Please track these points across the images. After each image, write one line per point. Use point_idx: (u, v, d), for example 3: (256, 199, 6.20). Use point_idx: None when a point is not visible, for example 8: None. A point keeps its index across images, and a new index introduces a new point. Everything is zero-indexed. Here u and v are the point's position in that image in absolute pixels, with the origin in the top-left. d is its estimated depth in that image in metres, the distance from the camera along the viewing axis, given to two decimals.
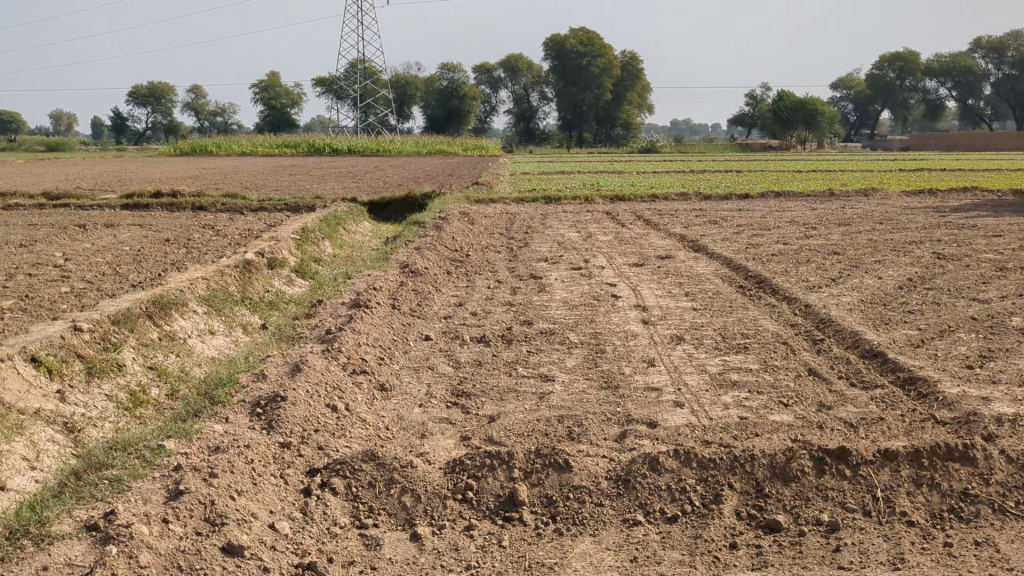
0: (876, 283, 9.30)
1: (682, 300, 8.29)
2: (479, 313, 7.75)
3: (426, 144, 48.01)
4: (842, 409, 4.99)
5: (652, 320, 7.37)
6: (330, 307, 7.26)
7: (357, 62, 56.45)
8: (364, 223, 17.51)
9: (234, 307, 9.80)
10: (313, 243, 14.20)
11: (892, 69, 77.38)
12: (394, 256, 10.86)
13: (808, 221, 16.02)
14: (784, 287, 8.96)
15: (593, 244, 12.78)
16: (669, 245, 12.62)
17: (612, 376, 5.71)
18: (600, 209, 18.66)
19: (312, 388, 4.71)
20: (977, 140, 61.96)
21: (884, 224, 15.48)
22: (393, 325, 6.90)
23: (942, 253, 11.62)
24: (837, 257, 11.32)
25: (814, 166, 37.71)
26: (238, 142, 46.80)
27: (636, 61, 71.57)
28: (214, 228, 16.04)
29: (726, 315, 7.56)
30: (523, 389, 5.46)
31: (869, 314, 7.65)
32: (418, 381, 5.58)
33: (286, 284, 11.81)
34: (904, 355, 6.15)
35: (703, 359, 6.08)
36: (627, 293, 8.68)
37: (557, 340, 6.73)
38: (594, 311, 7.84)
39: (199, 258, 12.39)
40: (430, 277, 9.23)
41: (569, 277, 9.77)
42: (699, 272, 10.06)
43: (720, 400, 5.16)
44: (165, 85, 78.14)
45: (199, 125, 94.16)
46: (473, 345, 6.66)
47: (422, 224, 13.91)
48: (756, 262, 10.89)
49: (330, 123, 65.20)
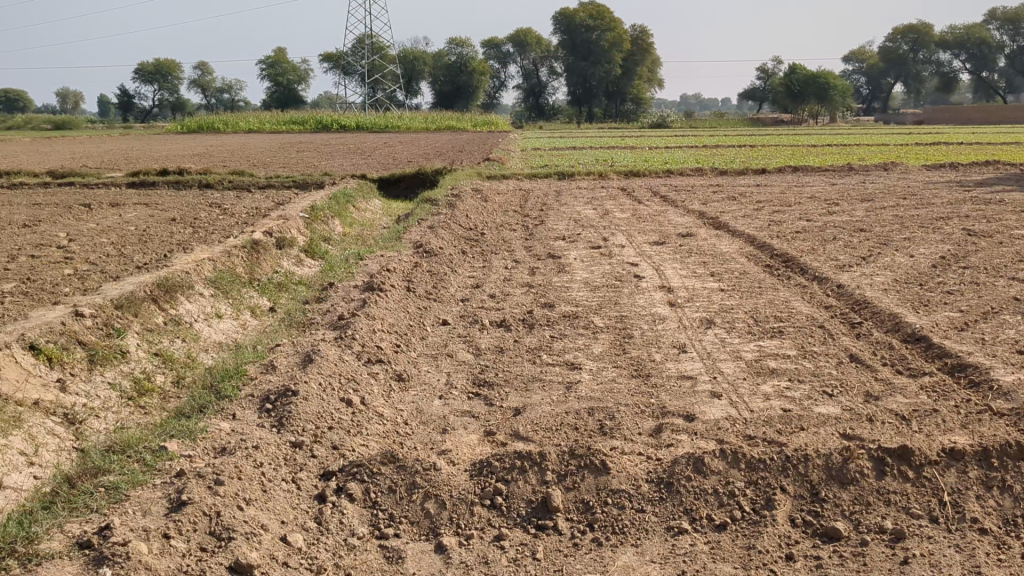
0: (909, 261, 8.94)
1: (708, 280, 7.95)
2: (497, 296, 7.43)
3: (435, 120, 47.57)
4: (892, 400, 4.66)
5: (679, 302, 7.04)
6: (342, 290, 6.95)
7: (365, 38, 55.98)
8: (374, 201, 17.19)
9: (243, 289, 9.52)
10: (323, 222, 13.90)
11: (906, 42, 76.51)
12: (407, 235, 10.56)
13: (829, 196, 15.63)
14: (814, 266, 8.62)
15: (610, 221, 12.44)
16: (689, 222, 12.27)
17: (641, 364, 5.39)
18: (615, 185, 18.28)
19: (325, 380, 4.41)
20: (991, 113, 61.22)
21: (908, 199, 15.09)
22: (408, 309, 6.58)
23: (973, 230, 11.24)
24: (864, 234, 10.95)
25: (828, 141, 37.21)
26: (246, 119, 46.48)
27: (646, 35, 70.90)
28: (221, 206, 15.75)
29: (756, 296, 7.23)
30: (548, 378, 5.14)
31: (905, 295, 7.30)
32: (437, 370, 5.27)
33: (296, 265, 11.52)
34: (950, 340, 5.80)
35: (737, 345, 5.75)
36: (651, 273, 8.34)
37: (580, 324, 6.41)
38: (617, 292, 7.51)
39: (207, 238, 12.11)
40: (444, 257, 8.91)
41: (588, 256, 9.45)
42: (722, 250, 9.71)
43: (759, 391, 4.83)
44: (172, 62, 77.78)
45: (206, 102, 93.91)
46: (493, 330, 6.35)
47: (434, 202, 13.58)
48: (781, 239, 10.54)
49: (337, 100, 64.73)
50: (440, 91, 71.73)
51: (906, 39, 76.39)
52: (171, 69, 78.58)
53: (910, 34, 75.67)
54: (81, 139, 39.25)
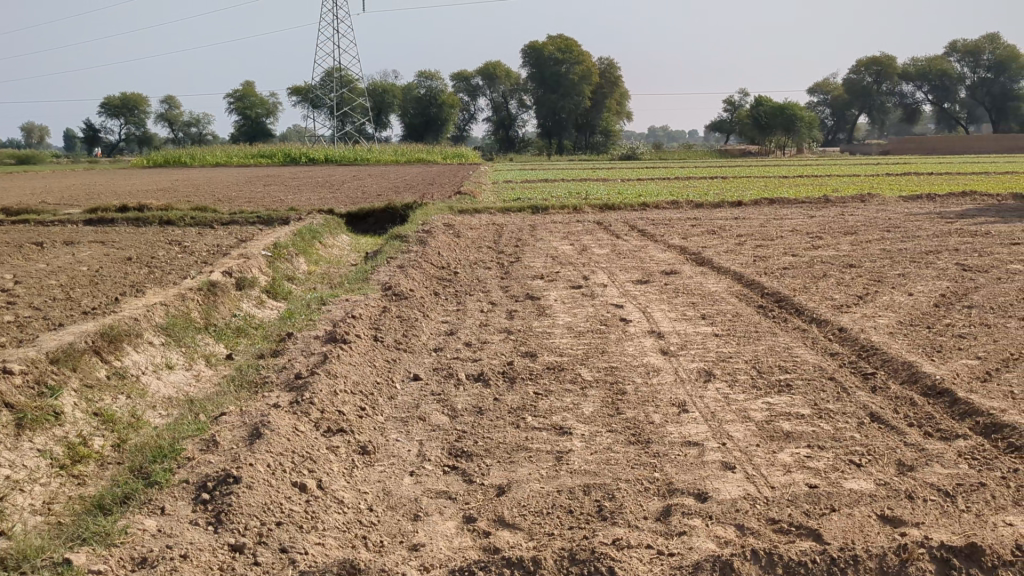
0: (908, 301, 8.44)
1: (700, 324, 7.38)
2: (474, 344, 6.80)
3: (405, 152, 47.04)
4: (929, 471, 4.08)
5: (673, 350, 6.44)
6: (301, 342, 6.29)
7: (334, 71, 55.58)
8: (342, 236, 16.56)
9: (197, 336, 8.81)
10: (286, 259, 13.23)
11: (869, 74, 76.58)
12: (375, 274, 9.93)
13: (811, 230, 15.20)
14: (810, 307, 8.07)
15: (590, 258, 11.89)
16: (671, 259, 11.73)
17: (638, 427, 4.76)
18: (590, 218, 17.76)
19: (274, 461, 3.76)
20: (954, 143, 61.75)
21: (891, 232, 14.68)
22: (375, 363, 5.93)
23: (966, 264, 10.79)
24: (854, 270, 10.47)
25: (798, 173, 37.08)
26: (213, 153, 45.74)
27: (614, 69, 71.04)
28: (180, 245, 15.01)
29: (755, 343, 6.65)
30: (534, 446, 4.50)
31: (914, 339, 6.76)
32: (407, 439, 4.62)
33: (257, 308, 10.83)
34: (977, 394, 5.23)
35: (743, 403, 5.14)
36: (637, 316, 7.76)
37: (567, 378, 5.78)
38: (604, 339, 6.91)
39: (162, 279, 11.40)
40: (416, 300, 8.28)
41: (570, 297, 8.87)
42: (710, 289, 9.16)
43: (776, 460, 4.22)
44: (138, 95, 76.77)
45: (173, 136, 93.04)
46: (470, 386, 5.71)
47: (404, 238, 12.97)
48: (770, 276, 10.01)
49: (307, 132, 64.16)
50: (410, 123, 71.31)
51: (870, 71, 76.70)
52: (136, 103, 77.66)
53: (873, 67, 76.31)
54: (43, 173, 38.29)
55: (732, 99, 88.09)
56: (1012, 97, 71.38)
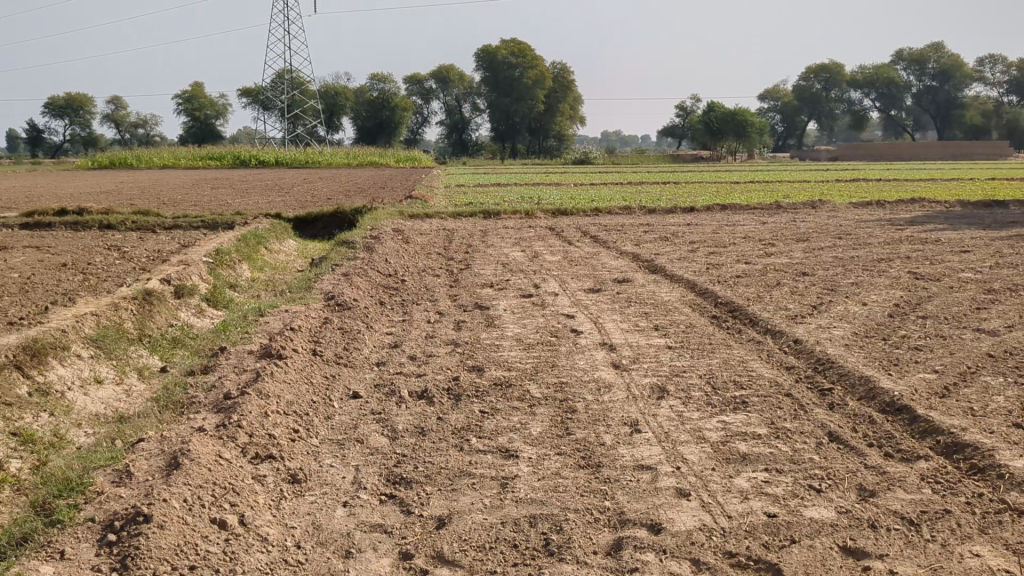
0: (863, 310, 8.30)
1: (653, 336, 7.16)
2: (419, 358, 6.51)
3: (357, 155, 46.52)
4: (892, 498, 3.88)
5: (625, 364, 6.21)
6: (234, 358, 5.95)
7: (285, 72, 54.83)
8: (288, 241, 16.15)
9: (130, 348, 8.41)
10: (229, 266, 12.82)
11: (818, 80, 77.67)
12: (319, 283, 9.60)
13: (763, 236, 15.12)
14: (764, 317, 7.90)
15: (541, 265, 11.65)
16: (623, 266, 11.54)
17: (589, 449, 4.51)
18: (542, 224, 17.54)
19: (191, 495, 3.45)
20: (900, 150, 62.69)
21: (842, 239, 14.64)
22: (312, 381, 5.62)
23: (918, 273, 10.74)
24: (807, 279, 10.35)
25: (750, 178, 37.27)
26: (160, 155, 44.85)
27: (567, 73, 71.09)
28: (119, 250, 14.52)
29: (709, 356, 6.44)
30: (478, 471, 4.23)
31: (870, 352, 6.60)
32: (342, 465, 4.32)
33: (196, 317, 10.43)
34: (937, 411, 5.06)
35: (698, 422, 4.91)
36: (588, 327, 7.53)
37: (515, 395, 5.52)
38: (554, 352, 6.66)
39: (97, 287, 10.95)
40: (360, 311, 7.96)
41: (520, 307, 8.62)
42: (662, 298, 8.97)
43: (733, 487, 4.00)
44: (84, 96, 75.12)
45: (120, 137, 91.31)
46: (413, 404, 5.42)
47: (351, 244, 12.63)
48: (724, 285, 9.86)
49: (258, 134, 63.30)
50: (362, 126, 70.69)
51: (819, 78, 77.66)
52: (82, 103, 76.06)
53: (821, 74, 77.30)
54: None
55: (683, 104, 88.69)
56: (955, 105, 72.80)
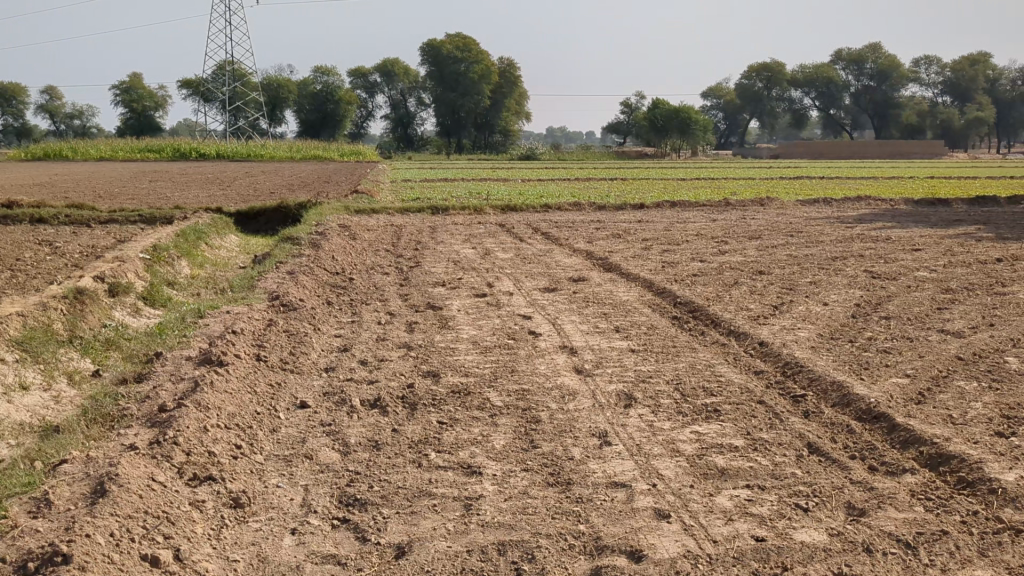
0: (824, 311, 8.12)
1: (614, 338, 6.88)
2: (371, 363, 6.15)
3: (301, 149, 45.69)
4: (883, 517, 3.63)
5: (588, 369, 5.92)
6: (170, 365, 5.54)
7: (226, 64, 53.72)
8: (229, 236, 15.60)
9: (59, 350, 7.91)
10: (166, 263, 12.28)
11: (760, 79, 78.56)
12: (263, 281, 9.16)
13: (715, 233, 14.99)
14: (726, 318, 7.68)
15: (493, 263, 11.34)
16: (577, 264, 11.27)
17: (557, 464, 4.20)
18: (492, 221, 17.21)
19: (119, 529, 3.07)
20: (838, 149, 63.64)
21: (795, 237, 14.55)
22: (256, 389, 5.23)
23: (874, 271, 10.64)
24: (765, 277, 10.17)
25: (696, 175, 37.32)
26: (97, 147, 43.59)
27: (512, 69, 70.85)
28: (50, 245, 13.88)
29: (674, 360, 6.18)
30: (439, 491, 3.90)
31: (838, 355, 6.39)
32: (290, 485, 3.96)
33: (132, 317, 9.92)
34: (916, 419, 4.84)
35: (670, 433, 4.63)
36: (547, 329, 7.22)
37: (474, 404, 5.18)
38: (512, 356, 6.35)
39: (25, 284, 10.37)
40: (307, 312, 7.57)
41: (474, 306, 8.30)
42: (620, 298, 8.71)
43: (715, 506, 3.72)
44: (16, 85, 73.01)
45: (55, 128, 88.98)
46: (366, 414, 5.06)
47: (296, 240, 12.18)
48: (682, 284, 9.65)
49: (198, 126, 62.01)
50: (306, 119, 69.64)
51: (761, 76, 78.50)
52: (15, 93, 73.82)
53: (764, 72, 78.08)
54: None
55: (629, 101, 89.02)
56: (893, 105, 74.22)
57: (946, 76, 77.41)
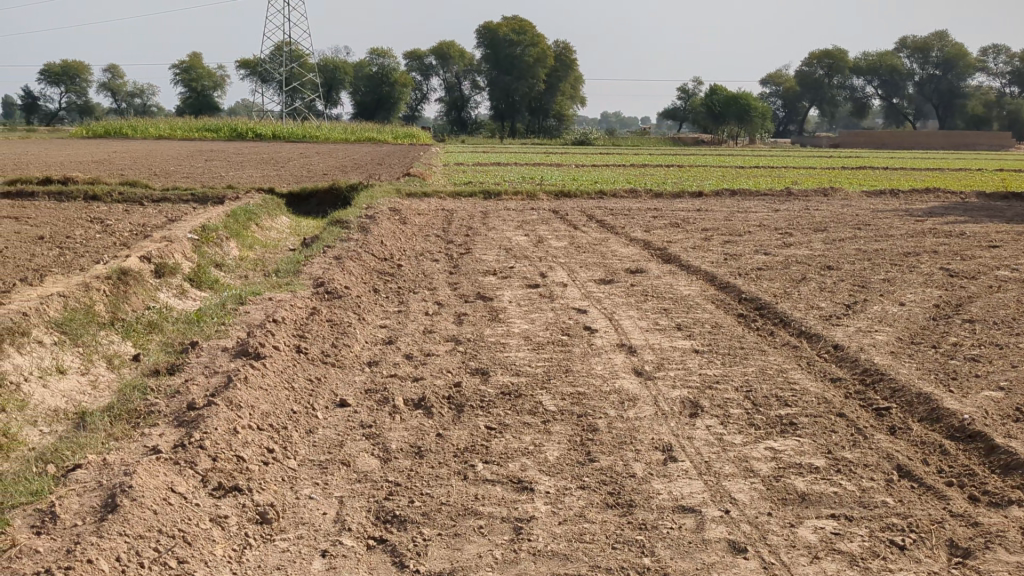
0: (901, 312, 7.59)
1: (676, 337, 6.44)
2: (416, 358, 5.78)
3: (355, 131, 45.55)
4: (992, 561, 3.17)
5: (649, 371, 5.49)
6: (205, 356, 5.22)
7: (283, 45, 53.78)
8: (280, 218, 15.39)
9: (99, 332, 7.69)
10: (215, 244, 12.07)
11: (821, 66, 76.85)
12: (309, 265, 8.87)
13: (778, 225, 14.41)
14: (796, 317, 7.20)
15: (547, 251, 10.94)
16: (635, 255, 10.82)
17: (617, 482, 3.79)
18: (545, 206, 16.79)
19: (129, 552, 2.75)
20: (901, 139, 62.00)
21: (863, 230, 13.93)
22: (293, 385, 4.90)
23: (951, 269, 10.03)
24: (833, 273, 9.64)
25: (754, 163, 36.47)
26: (155, 125, 43.87)
27: (568, 53, 70.17)
28: (102, 222, 13.77)
29: (742, 364, 5.72)
30: (485, 510, 3.52)
31: (921, 362, 5.88)
32: (323, 497, 3.60)
33: (177, 299, 9.70)
34: (1018, 441, 4.33)
35: (742, 449, 4.19)
36: (603, 325, 6.81)
37: (526, 408, 4.78)
38: (567, 354, 5.94)
39: (71, 263, 10.21)
40: (353, 300, 7.24)
41: (526, 298, 7.91)
42: (680, 292, 8.26)
43: (797, 541, 3.30)
44: (80, 63, 74.07)
45: (116, 106, 90.29)
46: (409, 416, 4.70)
47: (346, 224, 11.89)
48: (746, 278, 9.16)
49: (254, 106, 62.33)
50: (361, 101, 69.63)
51: (821, 64, 76.77)
52: (78, 71, 74.91)
53: (825, 60, 76.28)
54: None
55: (686, 87, 87.73)
56: (958, 95, 72.13)
57: (1016, 65, 74.98)
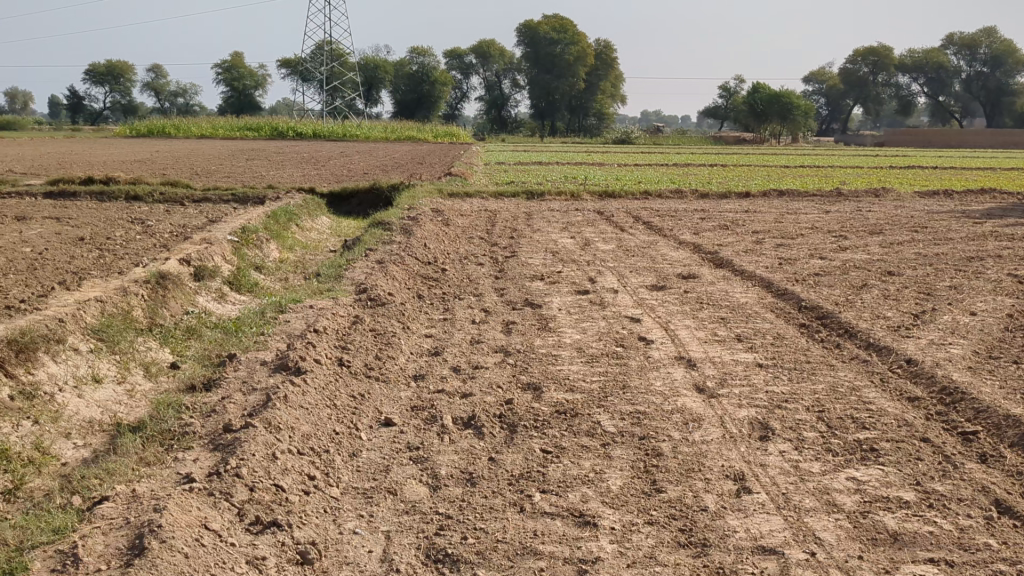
0: (975, 323, 7.15)
1: (738, 349, 6.09)
2: (464, 371, 5.49)
3: (395, 130, 45.45)
4: None
5: (713, 388, 5.15)
6: (243, 371, 4.98)
7: (324, 45, 53.90)
8: (322, 218, 15.23)
9: (137, 339, 7.50)
10: (255, 245, 11.89)
11: (866, 64, 75.55)
12: (351, 270, 8.63)
13: (831, 227, 13.94)
14: (863, 327, 6.80)
15: (595, 254, 10.61)
16: (685, 258, 10.45)
17: (687, 517, 3.47)
18: (589, 208, 16.45)
19: None
20: (948, 138, 60.81)
21: (920, 232, 13.44)
22: (335, 402, 4.62)
23: (1021, 275, 9.54)
24: (896, 279, 9.21)
25: (799, 162, 35.79)
26: (198, 125, 44.13)
27: (608, 51, 69.66)
28: (142, 223, 13.68)
29: (811, 380, 5.36)
30: (546, 549, 3.22)
31: (1005, 379, 5.46)
32: (369, 531, 3.32)
33: (216, 303, 9.52)
34: None
35: (821, 479, 3.85)
36: (659, 336, 6.46)
37: (583, 429, 4.46)
38: (623, 368, 5.61)
39: (111, 266, 10.06)
40: (397, 308, 6.97)
41: (576, 305, 7.60)
42: (736, 300, 7.89)
43: None
44: (124, 63, 74.97)
45: (159, 105, 91.29)
46: (458, 437, 4.40)
47: (388, 225, 11.66)
48: (806, 284, 8.75)
49: (295, 105, 62.60)
50: (401, 100, 69.66)
51: (866, 61, 75.45)
52: (123, 71, 75.77)
53: (870, 57, 74.94)
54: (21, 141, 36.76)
55: (727, 85, 86.74)
56: (1007, 92, 70.50)
57: None
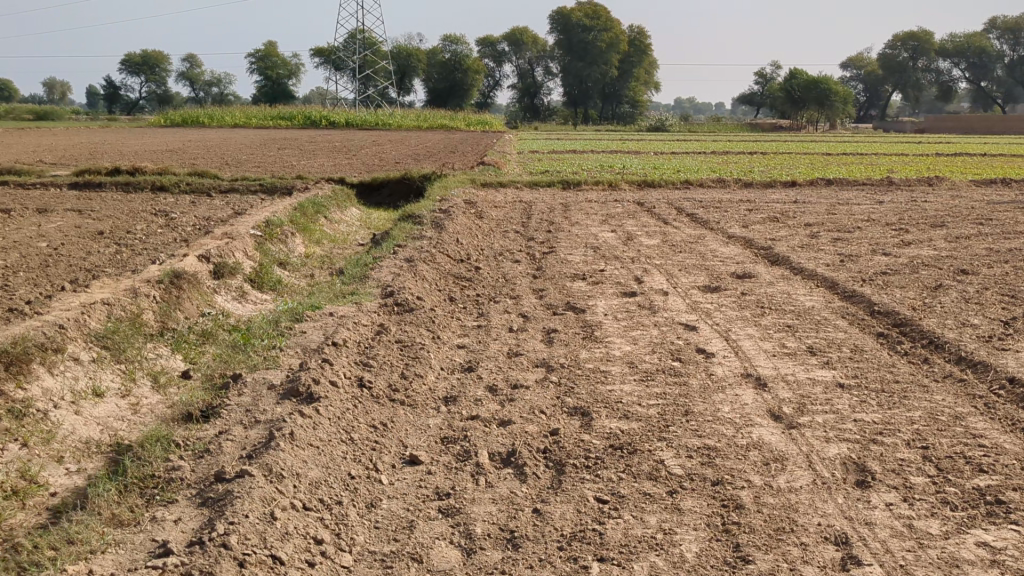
0: None
1: (813, 366, 5.35)
2: (501, 392, 4.80)
3: (428, 118, 44.85)
4: None
5: (793, 417, 4.41)
6: (247, 396, 4.33)
7: (356, 33, 53.36)
8: (351, 210, 14.60)
9: (146, 342, 6.90)
10: (280, 240, 11.26)
11: (907, 49, 73.57)
12: (378, 269, 7.98)
13: (888, 219, 13.07)
14: (951, 337, 6.01)
15: (639, 251, 9.88)
16: (738, 255, 9.68)
17: None
18: (628, 198, 15.70)
19: None
20: (990, 123, 59.18)
21: (986, 225, 12.56)
22: (352, 436, 3.95)
23: None
24: (972, 279, 8.40)
25: (840, 150, 34.68)
26: (232, 113, 43.76)
27: (643, 37, 68.52)
28: (165, 215, 13.14)
29: (905, 406, 4.60)
30: None
31: None
32: None
33: (236, 302, 8.91)
34: None
35: (944, 547, 3.12)
36: (721, 348, 5.73)
37: (644, 470, 3.75)
38: (684, 389, 4.89)
39: (127, 263, 9.48)
40: (426, 314, 6.30)
41: (623, 309, 6.88)
42: (801, 304, 7.12)
43: None
44: (159, 53, 75.14)
45: (194, 95, 91.50)
46: (494, 480, 3.70)
47: (417, 219, 10.99)
48: (874, 285, 7.97)
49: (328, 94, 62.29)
50: (434, 88, 69.03)
51: (907, 46, 73.49)
52: (158, 61, 75.84)
53: (911, 41, 72.96)
54: (57, 130, 36.55)
55: (763, 69, 85.24)
56: None
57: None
